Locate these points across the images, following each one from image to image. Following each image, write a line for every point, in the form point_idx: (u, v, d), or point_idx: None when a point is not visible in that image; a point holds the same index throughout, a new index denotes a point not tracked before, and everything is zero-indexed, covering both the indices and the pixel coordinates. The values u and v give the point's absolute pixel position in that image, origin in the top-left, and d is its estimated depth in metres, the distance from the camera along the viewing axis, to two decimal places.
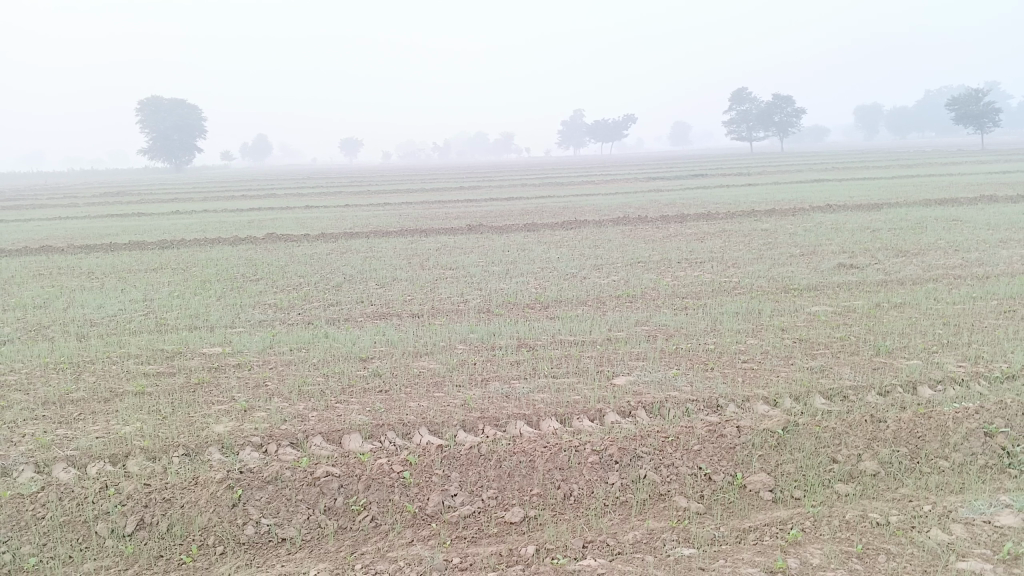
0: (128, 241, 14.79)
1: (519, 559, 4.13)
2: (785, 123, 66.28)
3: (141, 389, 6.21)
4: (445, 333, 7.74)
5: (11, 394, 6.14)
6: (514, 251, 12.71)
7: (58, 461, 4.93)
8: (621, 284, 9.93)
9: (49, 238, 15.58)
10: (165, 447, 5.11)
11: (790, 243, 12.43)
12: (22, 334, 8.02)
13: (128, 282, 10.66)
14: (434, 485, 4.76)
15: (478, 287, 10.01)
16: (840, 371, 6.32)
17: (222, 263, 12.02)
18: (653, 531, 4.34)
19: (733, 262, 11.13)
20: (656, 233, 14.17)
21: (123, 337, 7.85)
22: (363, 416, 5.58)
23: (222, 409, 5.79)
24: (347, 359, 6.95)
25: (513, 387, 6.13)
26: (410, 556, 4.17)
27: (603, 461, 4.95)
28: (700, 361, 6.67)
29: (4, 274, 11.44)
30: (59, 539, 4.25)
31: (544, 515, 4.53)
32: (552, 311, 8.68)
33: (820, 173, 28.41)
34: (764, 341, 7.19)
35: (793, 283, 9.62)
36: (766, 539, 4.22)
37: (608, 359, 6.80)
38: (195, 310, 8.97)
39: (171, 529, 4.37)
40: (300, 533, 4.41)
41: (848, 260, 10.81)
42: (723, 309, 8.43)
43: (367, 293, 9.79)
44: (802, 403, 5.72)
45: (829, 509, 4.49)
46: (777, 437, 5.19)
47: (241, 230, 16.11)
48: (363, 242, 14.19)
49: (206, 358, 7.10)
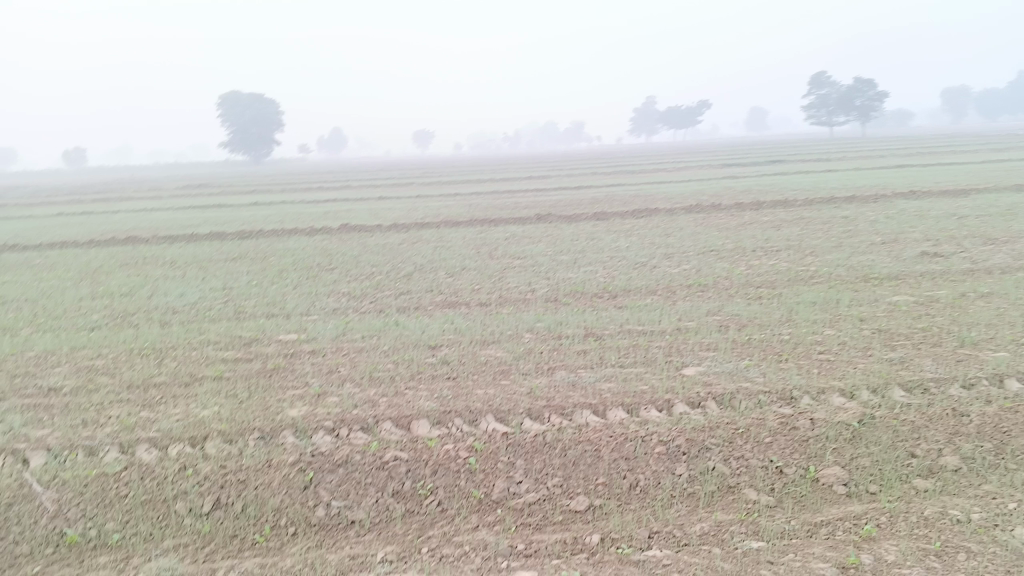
0: (209, 232, 15.28)
1: (584, 547, 4.12)
2: (867, 107, 63.95)
3: (220, 374, 6.43)
4: (513, 322, 7.77)
5: (98, 378, 6.42)
6: (583, 240, 12.66)
7: (141, 442, 5.13)
8: (692, 273, 9.78)
9: (136, 229, 16.21)
10: (241, 431, 5.27)
11: (870, 231, 12.02)
12: (109, 321, 8.37)
13: (208, 272, 11.00)
14: (499, 472, 4.79)
15: (546, 277, 10.00)
16: (921, 363, 6.09)
17: (297, 253, 12.30)
18: (721, 524, 4.27)
19: (810, 251, 10.84)
20: (730, 221, 13.90)
21: (204, 324, 8.11)
22: (431, 403, 5.65)
23: (296, 394, 5.93)
24: (416, 346, 7.04)
25: (579, 376, 6.12)
26: (475, 541, 4.21)
27: (670, 452, 4.89)
28: (773, 352, 6.52)
29: (94, 263, 11.95)
30: (141, 517, 4.43)
31: (610, 504, 4.51)
32: (621, 301, 8.61)
33: (903, 159, 27.38)
34: (840, 332, 6.98)
35: (872, 272, 9.30)
36: (838, 534, 4.11)
37: (677, 349, 6.71)
38: (272, 298, 9.21)
39: (246, 509, 4.51)
40: (369, 515, 4.49)
41: (932, 248, 10.40)
42: (799, 299, 8.21)
43: (437, 282, 9.87)
44: (880, 396, 5.54)
45: (906, 505, 4.34)
46: (852, 430, 5.04)
47: (317, 221, 16.46)
48: (433, 232, 14.32)
49: (282, 345, 7.29)
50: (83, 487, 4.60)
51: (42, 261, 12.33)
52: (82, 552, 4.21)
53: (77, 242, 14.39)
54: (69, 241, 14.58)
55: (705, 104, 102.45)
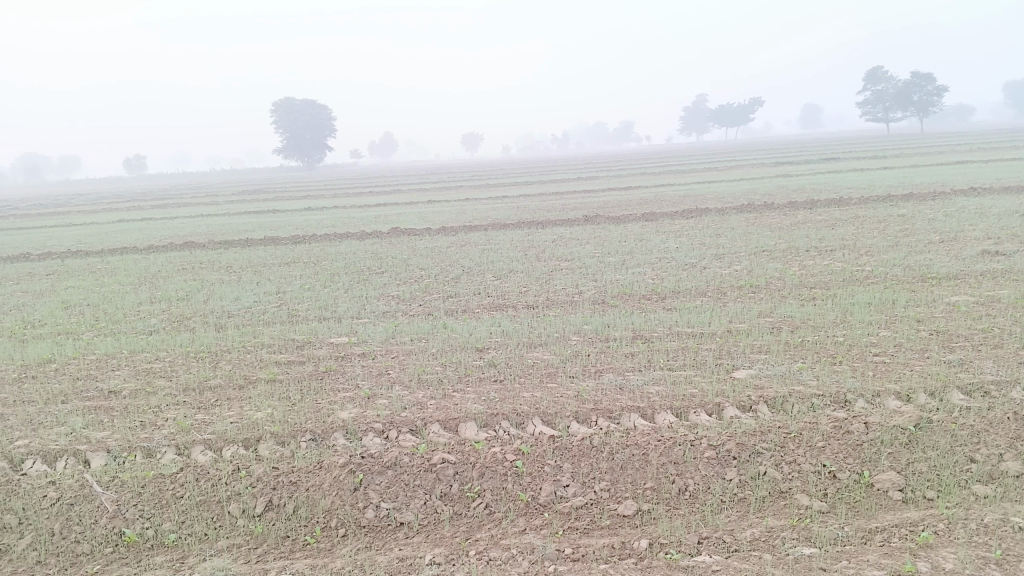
0: (262, 236, 15.57)
1: (632, 552, 4.09)
2: (925, 102, 62.32)
3: (273, 376, 6.55)
4: (560, 324, 7.76)
5: (156, 380, 6.59)
6: (631, 241, 12.59)
7: (197, 444, 5.25)
8: (743, 274, 9.65)
9: (193, 234, 16.60)
10: (293, 433, 5.35)
11: (928, 230, 11.71)
12: (167, 324, 8.59)
13: (262, 276, 11.21)
14: (546, 475, 4.78)
15: (594, 279, 9.96)
16: (981, 365, 5.92)
17: (348, 257, 12.47)
18: (772, 529, 4.21)
19: (865, 250, 10.60)
20: (782, 220, 13.69)
21: (258, 327, 8.27)
22: (479, 406, 5.67)
23: (347, 396, 6.01)
24: (464, 349, 7.07)
25: (627, 378, 6.08)
26: (523, 544, 4.22)
27: (720, 456, 4.83)
28: (827, 354, 6.40)
29: (153, 268, 12.27)
30: (196, 518, 4.53)
31: (658, 509, 4.47)
32: (669, 302, 8.54)
33: (963, 155, 26.60)
34: (896, 334, 6.81)
35: (930, 271, 9.06)
36: (894, 541, 4.02)
37: (727, 352, 6.63)
38: (324, 301, 9.35)
39: (298, 511, 4.58)
40: (417, 517, 4.52)
41: (993, 247, 10.10)
42: (853, 300, 8.04)
43: (485, 285, 9.91)
44: (938, 399, 5.39)
45: (965, 512, 4.22)
46: (909, 434, 4.91)
47: (368, 225, 16.67)
48: (482, 235, 14.37)
49: (333, 347, 7.39)
50: (141, 488, 4.73)
51: (104, 266, 12.69)
52: (141, 551, 4.33)
53: (136, 248, 14.79)
54: (129, 246, 15.00)
55: (756, 102, 100.96)
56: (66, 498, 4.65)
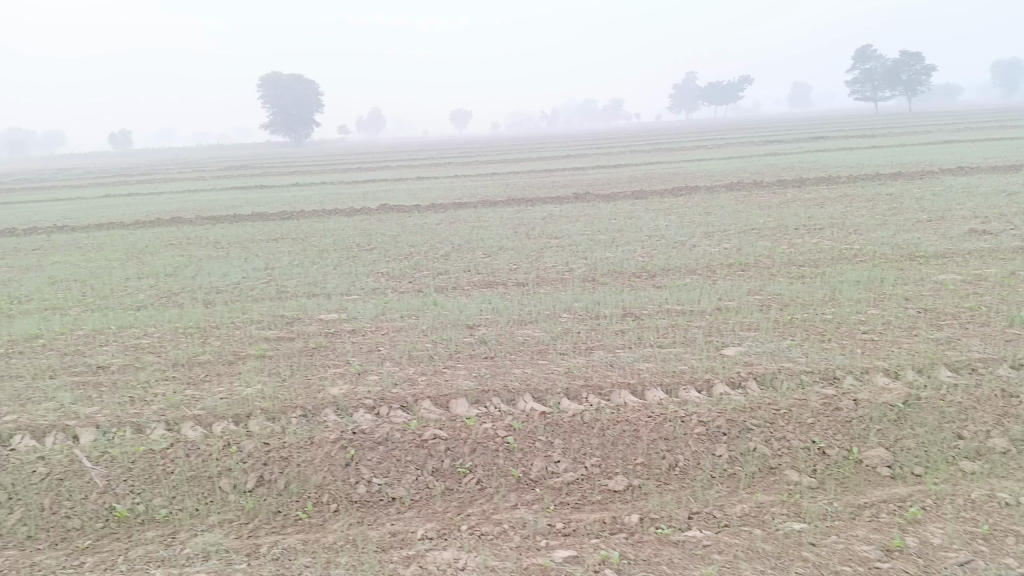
0: (250, 213, 15.45)
1: (623, 527, 4.11)
2: (913, 81, 62.36)
3: (263, 352, 6.52)
4: (550, 302, 7.75)
5: (144, 356, 6.55)
6: (621, 219, 12.57)
7: (187, 420, 5.23)
8: (733, 252, 9.66)
9: (180, 210, 16.44)
10: (284, 408, 5.34)
11: (917, 209, 11.74)
12: (155, 300, 8.54)
13: (251, 252, 11.14)
14: (538, 451, 4.79)
15: (584, 257, 9.94)
16: (969, 343, 5.96)
17: (337, 234, 12.40)
18: (762, 505, 4.24)
19: (854, 229, 10.63)
20: (771, 199, 13.70)
21: (247, 303, 8.22)
22: (469, 382, 5.67)
23: (337, 372, 6.00)
24: (454, 326, 7.06)
25: (618, 355, 6.09)
26: (515, 519, 4.23)
27: (710, 433, 4.85)
28: (816, 332, 6.43)
29: (140, 244, 12.16)
30: (186, 493, 4.52)
31: (649, 485, 4.49)
32: (659, 280, 8.55)
33: (950, 135, 26.62)
34: (885, 312, 6.85)
35: (918, 250, 9.09)
36: (883, 516, 4.05)
37: (717, 329, 6.65)
38: (313, 278, 9.30)
39: (289, 487, 4.57)
40: (409, 493, 4.53)
41: (981, 226, 10.14)
42: (842, 278, 8.07)
43: (475, 262, 9.87)
44: (926, 376, 5.43)
45: (952, 488, 4.27)
46: (897, 411, 4.95)
47: (357, 202, 16.57)
48: (471, 212, 14.30)
49: (323, 324, 7.36)
50: (131, 463, 4.71)
51: (90, 242, 12.59)
52: (131, 526, 4.32)
53: (122, 223, 14.66)
54: (115, 222, 14.86)
55: (745, 80, 100.74)
56: (56, 473, 4.63)
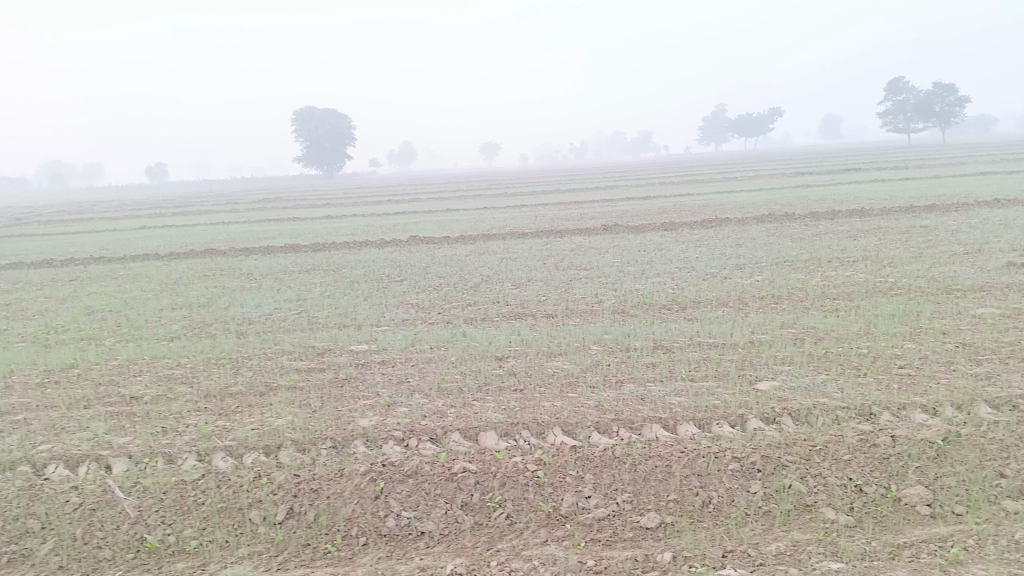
0: (282, 244, 15.65)
1: (655, 565, 4.04)
2: (946, 113, 61.90)
3: (294, 383, 6.55)
4: (580, 334, 7.72)
5: (177, 386, 6.61)
6: (651, 250, 12.55)
7: (218, 450, 5.26)
8: (765, 285, 9.58)
9: (214, 242, 16.71)
10: (314, 440, 5.35)
11: (952, 241, 11.59)
12: (188, 331, 8.64)
13: (283, 283, 11.25)
14: (568, 486, 4.74)
15: (614, 288, 9.91)
16: (1010, 379, 5.82)
17: (368, 265, 12.50)
18: (798, 544, 4.14)
19: (888, 261, 10.51)
20: (803, 231, 13.60)
21: (278, 334, 8.29)
22: (499, 415, 5.65)
23: (367, 404, 6.00)
24: (484, 358, 7.05)
25: (649, 389, 6.04)
26: (545, 555, 4.18)
27: (744, 469, 4.77)
28: (851, 366, 6.33)
29: (174, 275, 12.34)
30: (217, 524, 4.52)
31: (682, 522, 4.41)
32: (690, 312, 8.50)
33: (985, 166, 26.33)
34: (922, 346, 6.73)
35: (955, 283, 8.96)
36: (923, 556, 3.95)
37: (750, 363, 6.57)
38: (344, 309, 9.36)
39: (318, 519, 4.56)
40: (438, 527, 4.49)
41: (1019, 259, 9.97)
42: (877, 311, 7.96)
43: (504, 294, 9.88)
44: (966, 412, 5.30)
45: (995, 528, 4.15)
46: (937, 448, 4.84)
47: (388, 234, 16.73)
48: (501, 244, 14.35)
49: (353, 355, 7.40)
50: (163, 494, 4.73)
51: (126, 273, 12.81)
52: (162, 557, 4.32)
53: (158, 254, 14.90)
54: (152, 253, 15.13)
55: (775, 113, 100.62)
56: (89, 503, 4.66)
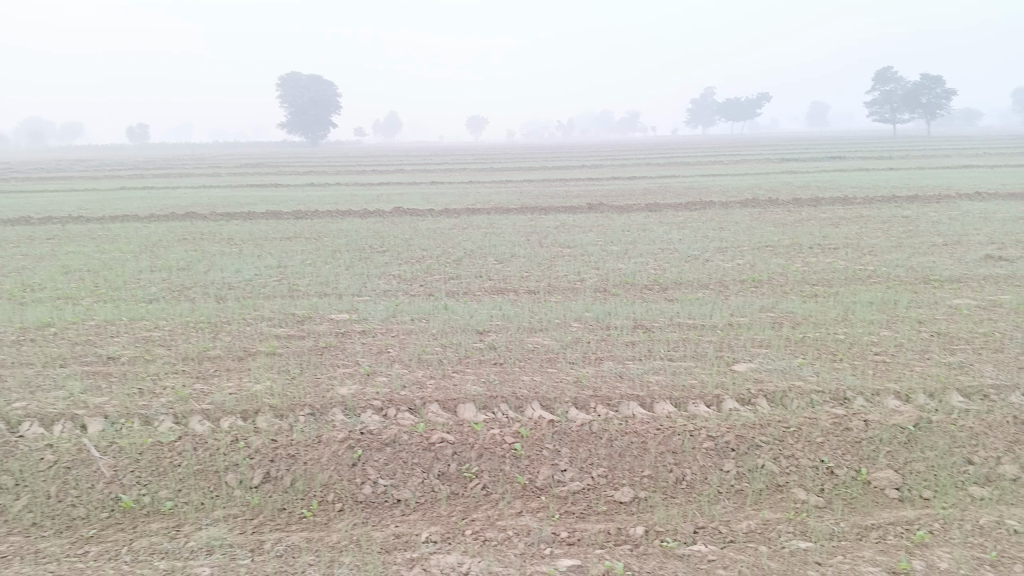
0: (264, 210, 15.51)
1: (628, 538, 4.09)
2: (932, 105, 62.19)
3: (273, 350, 6.54)
4: (561, 310, 7.74)
5: (155, 348, 6.58)
6: (634, 231, 12.57)
7: (195, 414, 5.25)
8: (746, 269, 9.63)
9: (194, 205, 16.52)
10: (292, 406, 5.35)
11: (932, 232, 11.70)
12: (167, 294, 8.57)
13: (264, 250, 11.17)
14: (544, 459, 4.78)
15: (597, 267, 9.93)
16: (982, 368, 5.92)
17: (351, 235, 12.43)
18: (768, 522, 4.21)
19: (869, 250, 10.60)
20: (786, 217, 13.66)
21: (259, 300, 8.25)
22: (478, 387, 5.67)
23: (347, 372, 6.00)
24: (464, 331, 7.06)
25: (627, 367, 6.08)
26: (519, 526, 4.22)
27: (718, 447, 4.83)
28: (828, 351, 6.40)
29: (154, 237, 12.21)
30: (192, 486, 4.53)
31: (655, 497, 4.47)
32: (671, 293, 8.54)
33: (969, 159, 26.49)
34: (898, 334, 6.81)
35: (933, 274, 9.05)
36: (890, 538, 4.03)
37: (728, 344, 6.63)
38: (325, 277, 9.32)
39: (295, 484, 4.57)
40: (414, 495, 4.52)
41: (996, 252, 10.09)
42: (855, 299, 8.03)
43: (487, 268, 9.87)
44: (938, 400, 5.38)
45: (961, 513, 4.23)
46: (908, 433, 4.91)
47: (371, 204, 16.63)
48: (484, 218, 14.31)
49: (333, 323, 7.38)
50: (139, 455, 4.72)
51: (105, 233, 12.65)
52: (137, 517, 4.32)
53: (138, 216, 14.71)
54: (131, 214, 14.95)
55: (762, 98, 100.71)
56: (64, 462, 4.64)
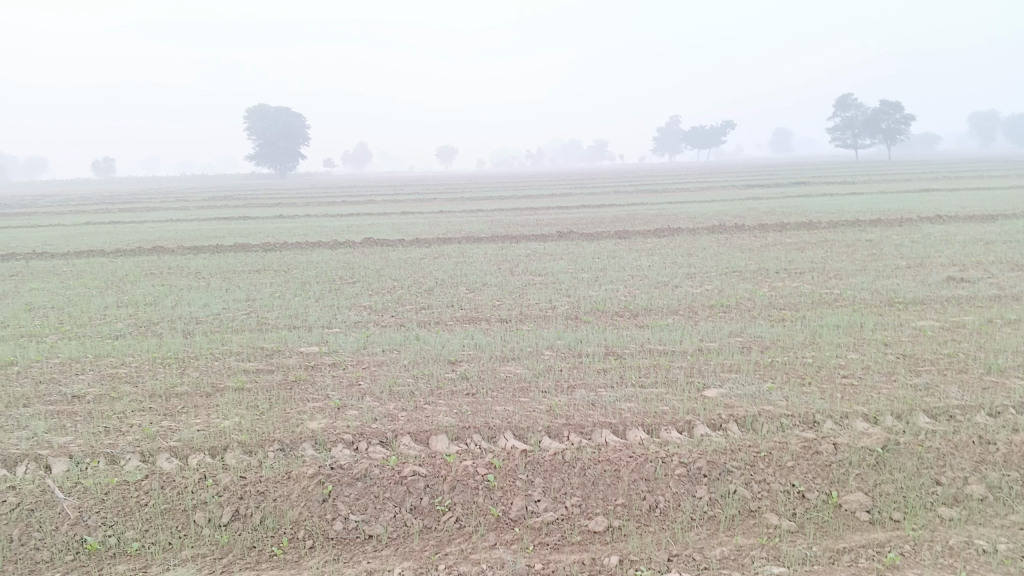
0: (232, 243, 15.42)
1: (602, 568, 4.08)
2: (892, 130, 63.55)
3: (241, 385, 6.46)
4: (532, 339, 7.75)
5: (121, 386, 6.48)
6: (604, 258, 12.67)
7: (162, 451, 5.17)
8: (715, 294, 9.73)
9: (161, 239, 16.36)
10: (261, 442, 5.29)
11: (895, 255, 11.92)
12: (133, 329, 8.45)
13: (232, 283, 11.08)
14: (518, 490, 4.76)
15: (567, 294, 9.97)
16: (947, 389, 6.00)
17: (320, 266, 12.37)
18: (741, 548, 4.23)
19: (834, 273, 10.76)
20: (753, 242, 13.85)
21: (227, 334, 8.16)
22: (450, 418, 5.65)
23: (317, 406, 5.95)
24: (436, 361, 7.04)
25: (600, 394, 6.09)
26: (492, 559, 4.19)
27: (691, 474, 4.84)
28: (796, 375, 6.47)
29: (120, 272, 12.06)
30: (159, 526, 4.45)
31: (629, 526, 4.47)
32: (641, 319, 8.60)
33: (929, 183, 27.05)
34: (864, 356, 6.90)
35: (897, 296, 9.22)
36: (861, 561, 4.05)
37: (698, 370, 6.67)
38: (295, 310, 9.26)
39: (264, 521, 4.51)
40: (386, 530, 4.47)
41: (958, 273, 10.30)
42: (822, 322, 8.14)
43: (458, 298, 9.88)
44: (905, 422, 5.46)
45: (930, 534, 4.28)
46: (876, 455, 4.97)
47: (341, 235, 16.59)
48: (454, 247, 14.36)
49: (303, 357, 7.33)
50: (104, 495, 4.63)
51: (69, 269, 12.47)
52: (102, 560, 4.23)
53: (103, 251, 14.52)
54: (96, 249, 14.78)
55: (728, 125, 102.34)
56: (27, 504, 4.54)
